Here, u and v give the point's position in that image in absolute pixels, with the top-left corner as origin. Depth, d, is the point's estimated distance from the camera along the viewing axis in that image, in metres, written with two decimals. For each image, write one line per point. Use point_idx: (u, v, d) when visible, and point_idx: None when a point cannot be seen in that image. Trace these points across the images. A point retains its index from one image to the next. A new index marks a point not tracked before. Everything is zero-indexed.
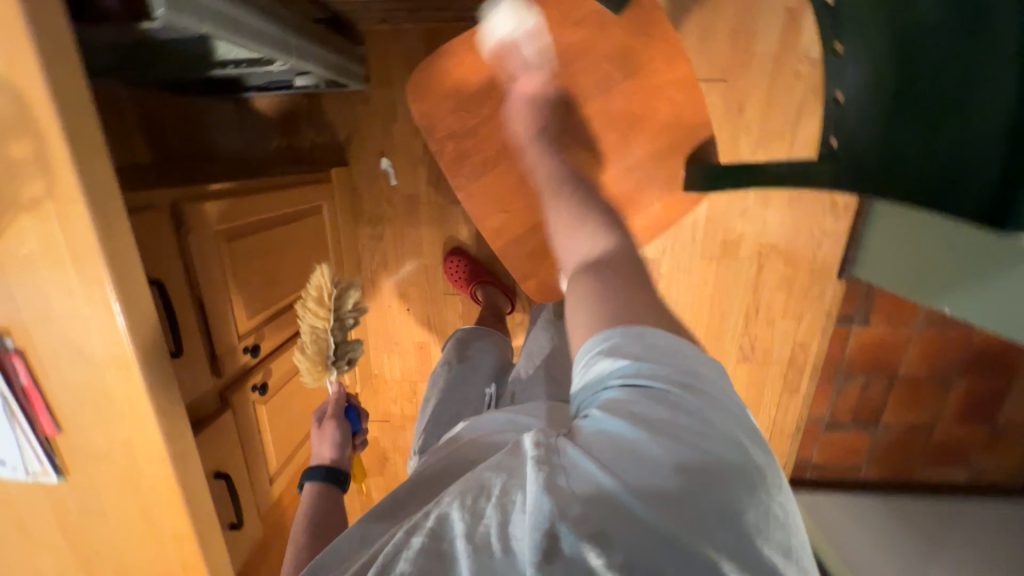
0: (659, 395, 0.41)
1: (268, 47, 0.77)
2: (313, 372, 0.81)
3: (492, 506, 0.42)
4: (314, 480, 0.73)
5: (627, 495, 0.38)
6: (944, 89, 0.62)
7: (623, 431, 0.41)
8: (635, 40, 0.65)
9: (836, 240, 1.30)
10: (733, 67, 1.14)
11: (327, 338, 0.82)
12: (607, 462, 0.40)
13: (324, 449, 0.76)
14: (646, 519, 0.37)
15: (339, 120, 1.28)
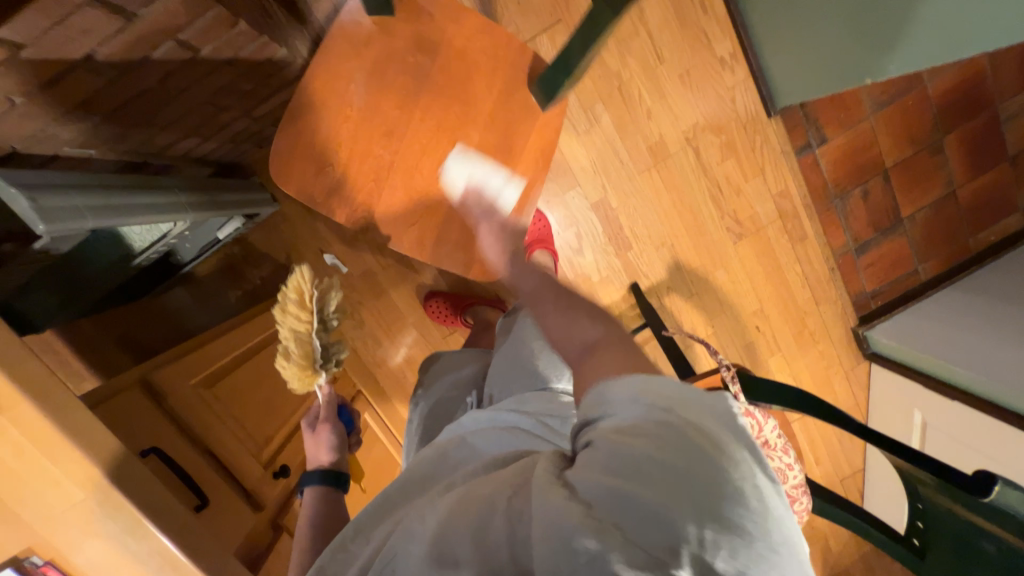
0: (661, 406, 0.44)
1: (167, 212, 0.85)
2: (301, 378, 0.86)
3: (497, 527, 0.43)
4: (313, 482, 0.80)
5: (623, 491, 0.40)
6: None
7: (620, 439, 0.43)
8: (427, 25, 0.70)
9: (744, 88, 1.30)
10: (558, 7, 1.18)
11: (312, 341, 0.86)
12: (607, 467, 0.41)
13: (321, 454, 0.83)
14: (652, 495, 0.39)
15: (273, 247, 1.37)
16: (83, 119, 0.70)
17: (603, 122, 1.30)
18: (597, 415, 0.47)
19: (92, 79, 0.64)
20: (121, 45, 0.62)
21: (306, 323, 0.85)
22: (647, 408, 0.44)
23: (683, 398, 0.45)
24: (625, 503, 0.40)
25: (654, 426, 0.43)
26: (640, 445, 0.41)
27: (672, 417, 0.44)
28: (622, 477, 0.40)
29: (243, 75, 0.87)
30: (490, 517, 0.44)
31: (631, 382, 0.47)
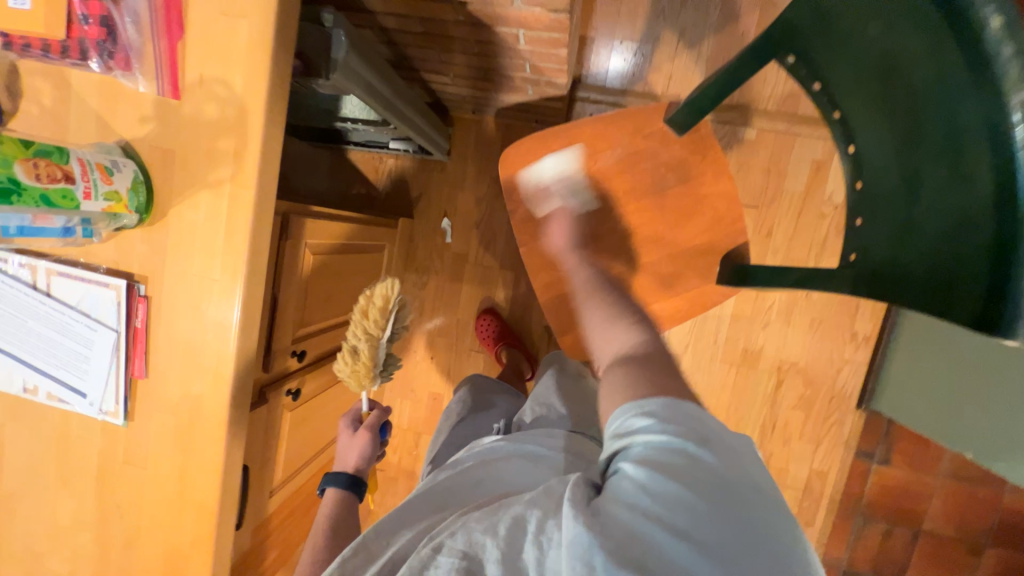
0: (688, 450, 0.36)
1: (386, 111, 0.98)
2: (355, 377, 0.83)
3: (529, 543, 0.39)
4: (336, 485, 0.76)
5: (665, 538, 0.33)
6: (902, 175, 0.51)
7: (650, 479, 0.35)
8: (693, 155, 0.78)
9: (855, 368, 1.33)
10: (765, 199, 1.27)
11: (378, 348, 0.83)
12: (643, 506, 0.34)
13: (349, 456, 0.80)
14: (696, 552, 0.32)
15: (414, 180, 1.46)
16: (410, 24, 0.83)
17: (726, 301, 1.37)
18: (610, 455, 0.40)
19: (449, 11, 0.77)
20: (487, 10, 0.74)
21: (379, 334, 0.83)
22: (676, 439, 0.37)
23: (705, 428, 0.38)
24: (669, 566, 0.32)
25: (684, 470, 0.35)
26: (676, 479, 0.35)
27: (701, 448, 0.37)
28: (664, 522, 0.33)
29: (522, 69, 1.00)
30: (519, 535, 0.40)
31: (660, 406, 0.39)
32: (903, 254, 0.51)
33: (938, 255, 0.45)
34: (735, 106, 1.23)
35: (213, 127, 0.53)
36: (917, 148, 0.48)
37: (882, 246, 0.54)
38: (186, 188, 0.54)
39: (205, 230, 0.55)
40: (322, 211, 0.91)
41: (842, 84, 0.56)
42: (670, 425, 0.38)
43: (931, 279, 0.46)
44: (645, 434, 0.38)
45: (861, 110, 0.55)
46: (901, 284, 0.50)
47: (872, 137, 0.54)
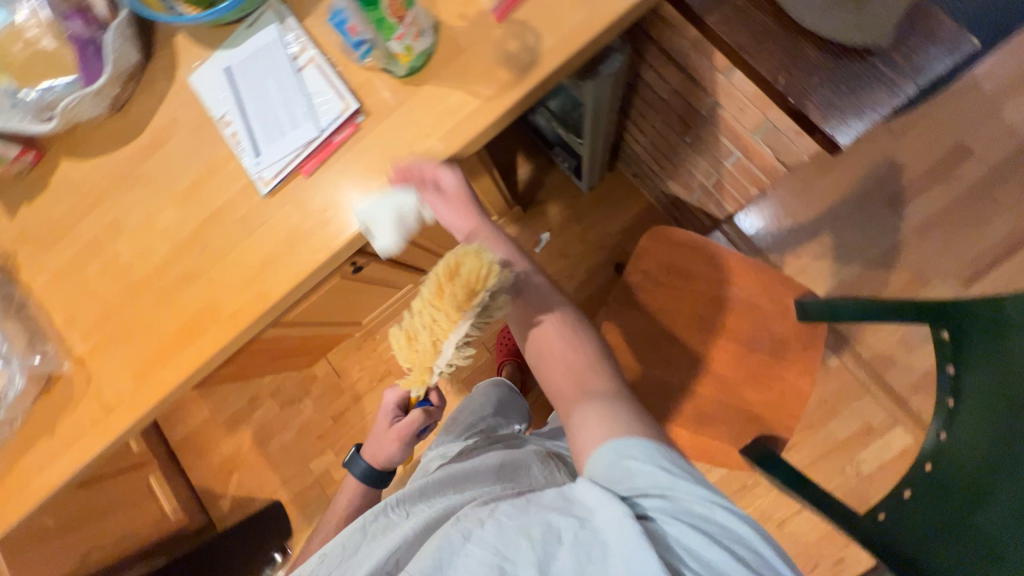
0: (692, 505, 0.52)
1: (590, 127, 1.09)
2: (416, 371, 0.64)
3: (561, 548, 0.49)
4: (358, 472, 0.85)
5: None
6: (977, 479, 0.61)
7: (679, 532, 0.50)
8: (793, 341, 0.83)
9: None
10: (804, 421, 1.28)
11: (443, 346, 0.60)
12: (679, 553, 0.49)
13: (380, 453, 0.83)
14: None
15: (548, 187, 1.53)
16: (662, 87, 0.93)
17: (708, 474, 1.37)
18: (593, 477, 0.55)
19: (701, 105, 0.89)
20: (729, 123, 0.86)
21: (449, 328, 0.58)
22: (689, 509, 0.51)
23: (696, 490, 0.53)
24: None
25: (698, 530, 0.50)
26: (695, 535, 0.50)
27: (705, 506, 0.52)
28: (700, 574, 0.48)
29: (708, 177, 1.09)
30: (555, 548, 0.49)
31: (641, 462, 0.53)
32: (948, 535, 0.61)
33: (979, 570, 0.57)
34: None
35: (504, 55, 0.63)
36: (1004, 482, 0.58)
37: (929, 505, 0.64)
38: (451, 78, 0.64)
39: (439, 114, 0.64)
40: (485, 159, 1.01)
41: (968, 385, 0.64)
42: (670, 479, 0.53)
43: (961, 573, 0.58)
44: (654, 487, 0.52)
45: (974, 412, 0.63)
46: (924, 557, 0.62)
47: (969, 431, 0.63)
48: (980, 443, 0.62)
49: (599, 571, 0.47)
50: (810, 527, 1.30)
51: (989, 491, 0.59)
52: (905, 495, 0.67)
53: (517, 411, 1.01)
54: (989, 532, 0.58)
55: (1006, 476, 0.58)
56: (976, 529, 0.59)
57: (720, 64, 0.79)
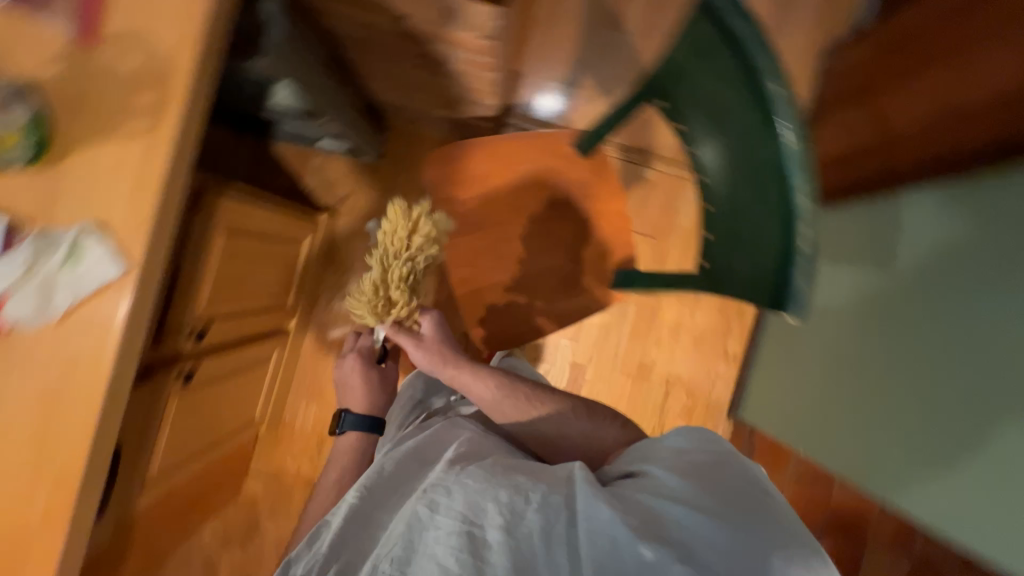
0: (710, 458, 0.69)
1: (317, 101, 1.01)
2: (369, 311, 0.82)
3: (532, 511, 0.56)
4: (355, 427, 0.87)
5: (683, 505, 0.60)
6: (729, 185, 0.66)
7: (676, 479, 0.64)
8: (597, 177, 0.90)
9: (724, 382, 1.53)
10: (661, 230, 1.45)
11: (371, 276, 0.81)
12: (675, 489, 0.62)
13: (363, 403, 0.89)
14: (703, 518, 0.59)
15: (342, 180, 1.45)
16: (349, 25, 0.89)
17: (625, 319, 1.53)
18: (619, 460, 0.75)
19: (393, 25, 0.84)
20: (428, 29, 0.82)
21: (377, 268, 0.82)
22: (702, 456, 0.70)
23: (715, 454, 0.70)
24: (691, 536, 0.57)
25: (705, 474, 0.66)
26: (704, 477, 0.65)
27: (713, 457, 0.70)
28: (682, 501, 0.61)
29: (454, 85, 1.07)
30: (525, 507, 0.57)
31: (671, 441, 0.74)
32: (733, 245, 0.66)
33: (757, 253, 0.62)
34: (638, 148, 1.43)
35: (132, 78, 0.54)
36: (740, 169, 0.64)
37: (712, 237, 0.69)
38: (92, 135, 0.54)
39: (108, 179, 0.54)
40: (238, 190, 0.89)
41: (686, 115, 0.69)
42: (686, 452, 0.70)
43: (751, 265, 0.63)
44: (670, 459, 0.69)
45: (699, 131, 0.68)
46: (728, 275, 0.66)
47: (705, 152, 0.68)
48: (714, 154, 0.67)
49: (571, 528, 0.56)
50: (712, 302, 1.52)
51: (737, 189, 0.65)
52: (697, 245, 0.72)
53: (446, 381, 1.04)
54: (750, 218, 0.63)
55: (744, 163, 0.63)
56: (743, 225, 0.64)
57: None
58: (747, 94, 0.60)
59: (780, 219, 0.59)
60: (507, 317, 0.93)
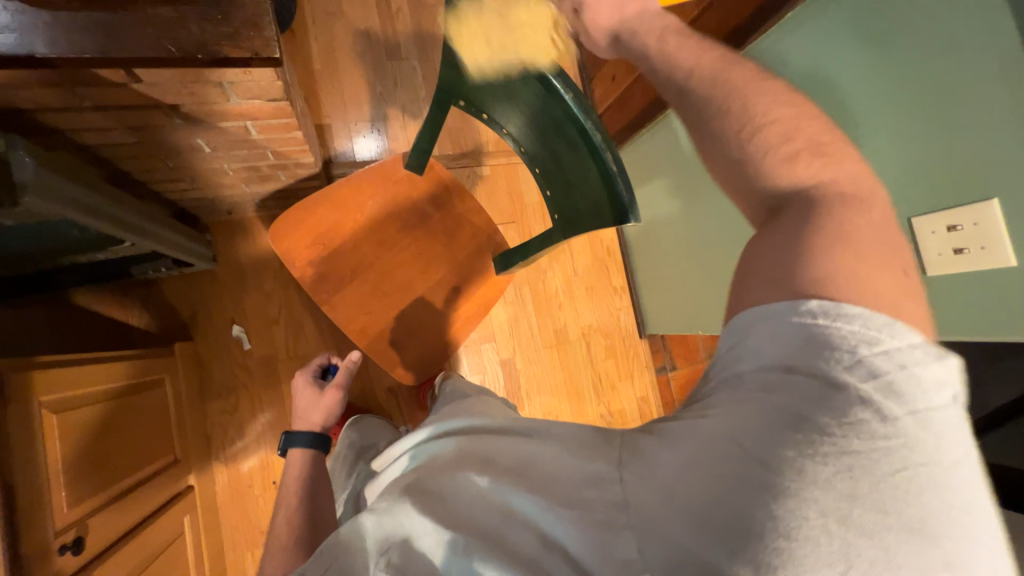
0: (843, 351, 0.41)
1: (121, 228, 0.89)
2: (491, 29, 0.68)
3: (520, 516, 0.52)
4: (301, 446, 0.82)
5: (736, 437, 0.43)
6: (546, 143, 0.72)
7: (755, 402, 0.43)
8: (437, 186, 0.94)
9: (627, 311, 1.72)
10: (517, 213, 1.57)
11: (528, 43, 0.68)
12: (740, 420, 0.43)
13: (315, 417, 0.86)
14: (728, 470, 0.43)
15: (182, 301, 1.29)
16: (115, 134, 0.80)
17: (525, 300, 1.63)
18: (774, 398, 0.42)
19: (162, 118, 0.78)
20: (205, 109, 0.78)
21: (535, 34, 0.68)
22: (827, 358, 0.41)
23: (862, 346, 0.41)
24: (674, 503, 0.45)
25: (800, 388, 0.41)
26: (794, 382, 0.42)
27: (855, 368, 0.40)
28: (724, 455, 0.43)
29: (264, 157, 1.02)
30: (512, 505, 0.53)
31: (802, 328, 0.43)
32: (572, 186, 0.71)
33: (591, 191, 0.67)
34: (464, 153, 1.54)
35: None
36: (543, 121, 0.70)
37: (559, 190, 0.75)
38: None
39: None
40: (45, 362, 0.74)
41: (480, 99, 0.75)
42: (813, 343, 0.42)
43: (591, 203, 0.68)
44: (777, 356, 0.44)
45: (499, 105, 0.74)
46: (578, 219, 0.71)
47: (516, 121, 0.74)
48: (520, 122, 0.74)
49: (552, 521, 0.51)
50: (585, 253, 1.70)
51: (553, 147, 0.71)
52: (552, 206, 0.77)
53: (386, 428, 1.05)
54: (571, 168, 0.70)
55: (540, 116, 0.70)
56: (569, 171, 0.70)
57: (116, 78, 0.64)
58: (504, 66, 0.67)
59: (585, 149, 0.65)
60: (418, 345, 0.92)
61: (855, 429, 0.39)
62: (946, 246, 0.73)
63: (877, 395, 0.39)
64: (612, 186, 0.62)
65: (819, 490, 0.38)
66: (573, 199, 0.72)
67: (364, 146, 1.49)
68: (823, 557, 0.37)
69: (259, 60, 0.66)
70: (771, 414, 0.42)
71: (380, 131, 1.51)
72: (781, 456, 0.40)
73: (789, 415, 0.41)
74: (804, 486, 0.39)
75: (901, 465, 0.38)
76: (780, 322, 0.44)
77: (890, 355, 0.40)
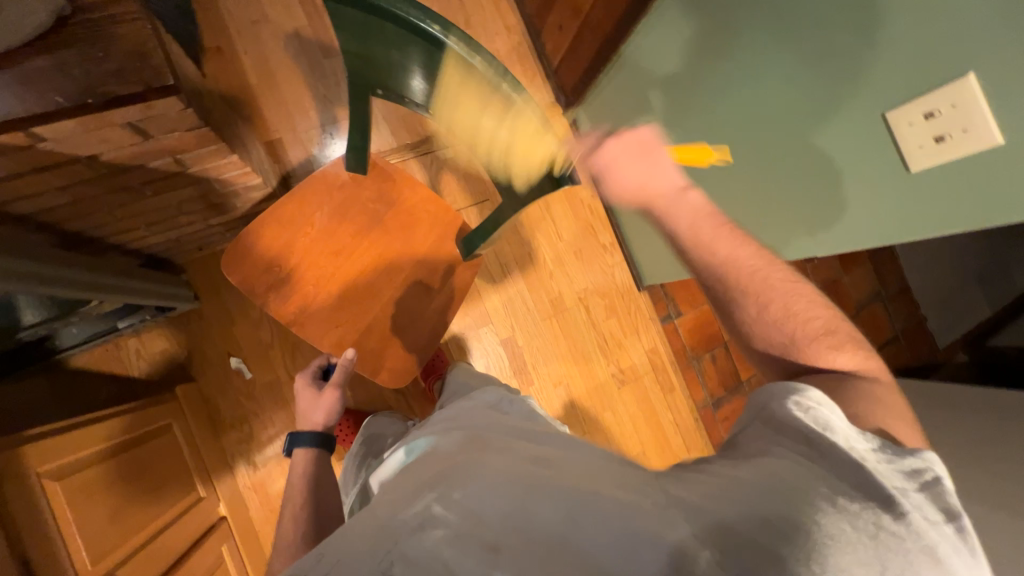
0: (848, 433, 0.52)
1: (85, 289, 0.89)
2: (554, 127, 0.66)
3: (558, 504, 0.48)
4: (305, 445, 0.85)
5: (780, 474, 0.49)
6: (471, 116, 0.68)
7: (788, 457, 0.51)
8: (385, 183, 0.90)
9: (621, 267, 1.68)
10: (487, 189, 1.52)
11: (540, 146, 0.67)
12: (779, 468, 0.50)
13: (316, 416, 0.89)
14: (768, 488, 0.47)
15: (175, 344, 1.30)
16: (47, 197, 0.78)
17: (515, 276, 1.60)
18: (808, 458, 0.50)
19: (85, 172, 0.76)
20: (125, 153, 0.75)
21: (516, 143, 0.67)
22: (834, 432, 0.51)
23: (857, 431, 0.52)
24: (721, 509, 0.46)
25: (824, 446, 0.51)
26: (820, 444, 0.51)
27: (859, 444, 0.51)
28: (765, 482, 0.48)
29: (210, 188, 1.00)
30: (535, 493, 0.49)
31: (798, 411, 0.53)
32: (508, 157, 0.67)
33: (524, 158, 0.63)
34: (422, 139, 1.48)
35: None
36: (458, 93, 0.65)
37: (497, 163, 0.70)
38: None
39: None
40: (35, 434, 0.75)
41: (394, 83, 0.70)
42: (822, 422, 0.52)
43: (526, 171, 0.64)
44: (805, 423, 0.52)
45: (412, 84, 0.69)
46: (519, 189, 0.67)
47: (436, 99, 0.70)
48: (439, 100, 0.69)
49: (587, 507, 0.48)
50: (567, 216, 1.65)
51: (478, 119, 0.67)
52: (496, 182, 0.73)
53: (398, 424, 1.06)
54: (500, 138, 0.66)
55: (454, 89, 0.65)
56: (499, 141, 0.66)
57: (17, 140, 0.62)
58: (400, 42, 0.61)
59: (507, 114, 0.60)
60: (401, 348, 0.91)
61: (873, 483, 0.48)
62: (925, 137, 0.68)
63: (880, 466, 0.50)
64: (541, 147, 0.59)
65: (854, 522, 0.45)
66: (510, 169, 0.68)
67: (320, 153, 1.45)
68: (856, 562, 0.44)
69: (154, 91, 0.63)
70: (798, 461, 0.50)
71: (333, 134, 1.46)
72: (817, 490, 0.48)
73: (817, 464, 0.50)
74: (839, 514, 0.46)
75: (911, 513, 0.47)
76: (794, 406, 0.54)
77: (878, 453, 0.51)
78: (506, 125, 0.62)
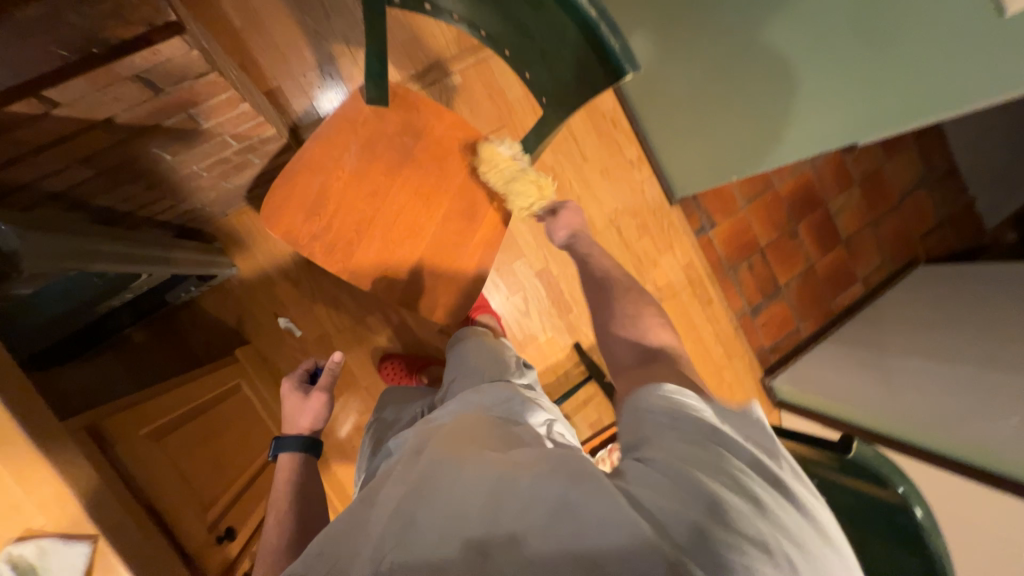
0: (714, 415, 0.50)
1: (135, 262, 0.89)
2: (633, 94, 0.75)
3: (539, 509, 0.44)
4: (290, 449, 0.85)
5: (680, 460, 0.46)
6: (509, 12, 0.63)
7: (681, 442, 0.47)
8: (409, 113, 0.85)
9: (650, 182, 1.60)
10: (503, 115, 1.43)
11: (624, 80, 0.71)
12: (679, 452, 0.47)
13: (302, 421, 0.89)
14: (686, 476, 0.44)
15: (223, 311, 1.32)
16: (74, 170, 0.76)
17: None
18: (696, 438, 0.48)
19: (107, 137, 0.72)
20: (140, 112, 0.71)
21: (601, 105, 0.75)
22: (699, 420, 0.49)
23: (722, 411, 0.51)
24: (657, 501, 0.43)
25: (704, 428, 0.48)
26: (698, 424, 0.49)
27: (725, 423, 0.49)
28: (685, 466, 0.45)
29: (227, 145, 0.95)
30: (504, 496, 0.46)
31: (662, 401, 0.51)
32: (553, 56, 0.63)
33: (574, 49, 0.60)
34: (427, 67, 1.37)
35: None
36: None
37: (537, 66, 0.66)
38: None
39: None
40: (126, 402, 0.79)
41: None
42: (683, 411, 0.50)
43: (576, 66, 0.62)
44: (672, 411, 0.50)
45: None
46: (566, 92, 0.64)
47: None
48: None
49: (564, 511, 0.43)
50: (589, 134, 1.55)
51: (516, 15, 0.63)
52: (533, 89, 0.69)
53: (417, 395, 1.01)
54: (544, 34, 0.62)
55: None
56: (541, 37, 0.62)
57: (33, 109, 0.61)
58: None
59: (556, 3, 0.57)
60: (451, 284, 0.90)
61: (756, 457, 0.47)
62: None
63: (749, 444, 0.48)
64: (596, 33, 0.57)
65: (746, 503, 0.43)
66: (553, 71, 0.65)
67: (324, 98, 1.37)
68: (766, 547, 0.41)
69: (157, 31, 0.61)
70: (700, 448, 0.47)
71: (334, 76, 1.36)
72: (719, 471, 0.45)
73: (704, 445, 0.47)
74: (742, 494, 0.43)
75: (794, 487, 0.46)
76: (664, 400, 0.51)
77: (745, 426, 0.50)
78: (555, 17, 0.59)
